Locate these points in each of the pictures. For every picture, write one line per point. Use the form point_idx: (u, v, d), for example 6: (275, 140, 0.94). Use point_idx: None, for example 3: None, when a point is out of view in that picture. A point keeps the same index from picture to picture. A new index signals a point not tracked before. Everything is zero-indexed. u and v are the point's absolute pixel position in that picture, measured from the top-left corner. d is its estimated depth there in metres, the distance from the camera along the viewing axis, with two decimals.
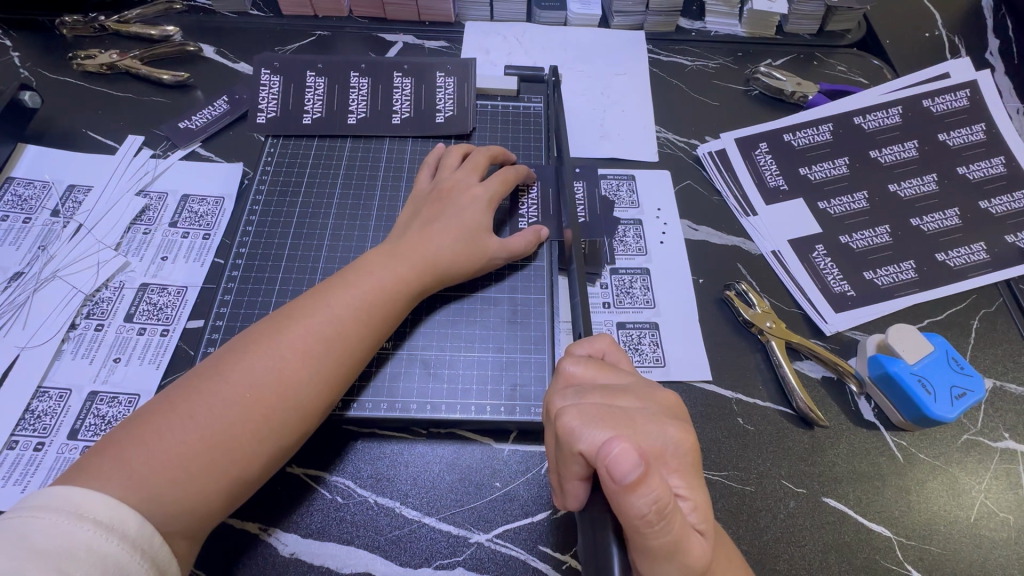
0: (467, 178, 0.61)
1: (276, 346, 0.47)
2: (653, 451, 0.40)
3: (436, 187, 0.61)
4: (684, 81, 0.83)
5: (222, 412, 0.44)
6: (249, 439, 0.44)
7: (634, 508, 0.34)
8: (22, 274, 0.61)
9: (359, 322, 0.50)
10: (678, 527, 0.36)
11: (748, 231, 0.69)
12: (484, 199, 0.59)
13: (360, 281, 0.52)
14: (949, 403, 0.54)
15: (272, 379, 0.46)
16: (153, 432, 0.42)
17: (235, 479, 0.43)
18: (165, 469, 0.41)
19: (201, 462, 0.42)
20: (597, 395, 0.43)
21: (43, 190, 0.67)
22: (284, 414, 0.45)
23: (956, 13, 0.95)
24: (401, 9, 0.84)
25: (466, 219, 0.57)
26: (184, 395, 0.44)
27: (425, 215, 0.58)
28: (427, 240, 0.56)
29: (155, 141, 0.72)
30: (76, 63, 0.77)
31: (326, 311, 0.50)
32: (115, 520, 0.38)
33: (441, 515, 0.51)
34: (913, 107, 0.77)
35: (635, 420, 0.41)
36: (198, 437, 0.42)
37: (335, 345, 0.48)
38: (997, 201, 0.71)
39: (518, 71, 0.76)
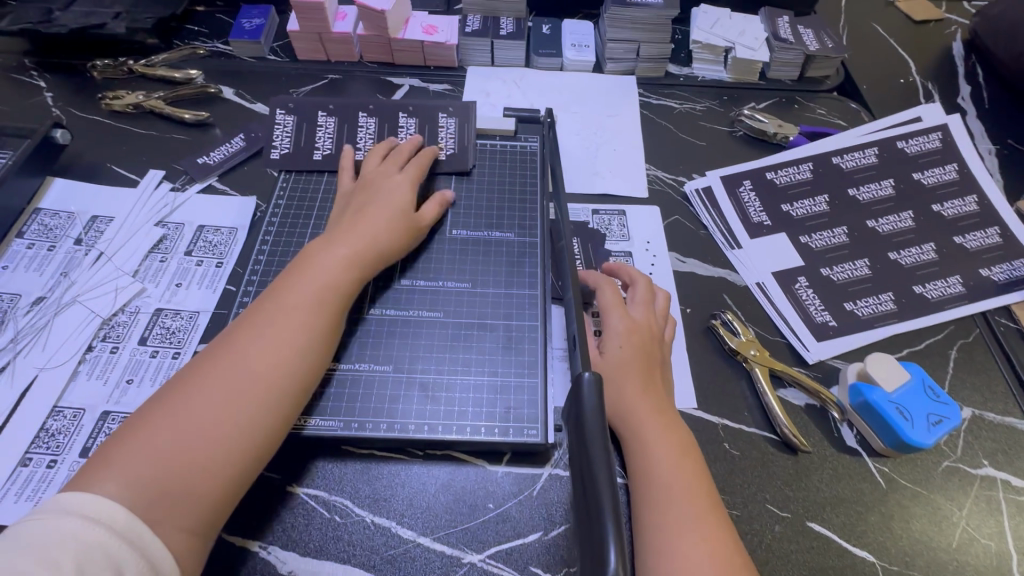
0: (386, 170, 0.68)
1: (246, 337, 0.50)
2: (627, 326, 0.59)
3: (358, 183, 0.66)
4: (672, 122, 0.88)
5: (204, 405, 0.46)
6: (232, 425, 0.46)
7: (613, 342, 0.59)
8: (44, 298, 0.65)
9: (315, 300, 0.53)
10: (634, 363, 0.57)
11: (733, 263, 0.73)
12: (405, 183, 0.66)
13: (311, 266, 0.56)
14: (926, 429, 0.56)
15: (246, 369, 0.48)
16: (139, 436, 0.44)
17: (228, 466, 0.45)
18: (157, 468, 0.42)
19: (191, 456, 0.44)
20: (610, 292, 0.63)
21: (67, 220, 0.72)
22: (262, 397, 0.48)
23: (929, 60, 1.01)
24: (408, 55, 0.91)
25: (394, 199, 0.64)
26: (170, 398, 0.47)
27: (355, 202, 0.64)
28: (361, 220, 0.61)
29: (175, 175, 0.77)
30: (104, 103, 0.83)
31: (288, 299, 0.53)
32: (122, 525, 0.40)
33: (436, 536, 0.52)
34: (889, 148, 0.82)
35: (626, 312, 0.61)
36: (184, 433, 0.44)
37: (304, 330, 0.52)
38: (971, 237, 0.75)
39: (516, 112, 0.82)
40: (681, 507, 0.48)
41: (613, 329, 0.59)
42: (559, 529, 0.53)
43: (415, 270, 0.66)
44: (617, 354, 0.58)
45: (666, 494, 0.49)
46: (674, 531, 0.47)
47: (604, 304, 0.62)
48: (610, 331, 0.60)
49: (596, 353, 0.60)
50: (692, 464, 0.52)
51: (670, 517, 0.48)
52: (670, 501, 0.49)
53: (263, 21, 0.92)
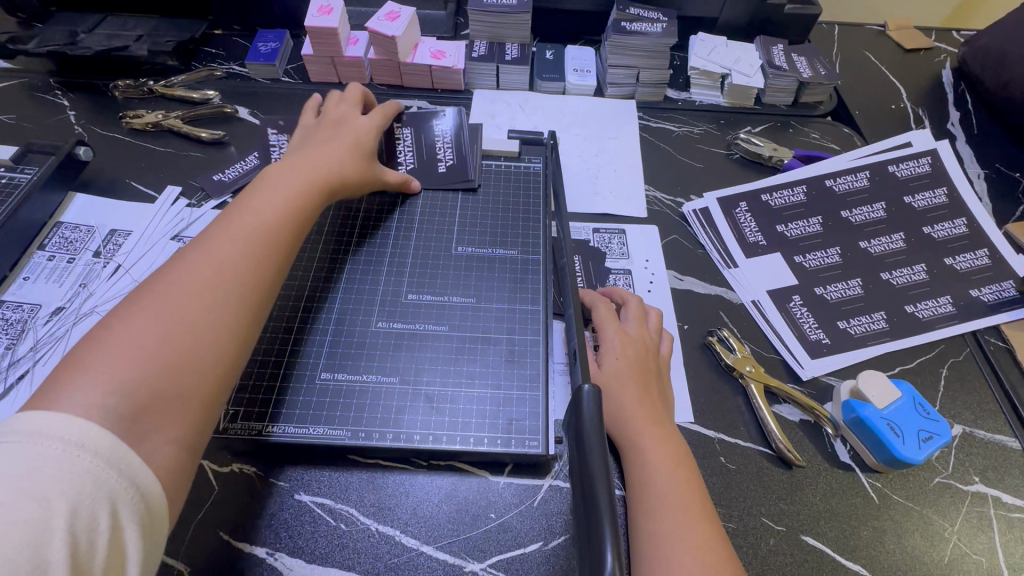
0: (350, 111, 0.72)
1: (213, 246, 0.50)
2: (624, 340, 0.62)
3: (321, 120, 0.71)
4: (670, 145, 0.92)
5: (176, 303, 0.45)
6: (210, 321, 0.46)
7: (609, 355, 0.61)
8: (63, 308, 0.67)
9: (281, 216, 0.55)
10: (632, 374, 0.59)
11: (730, 281, 0.75)
12: (369, 126, 0.71)
13: (273, 186, 0.58)
14: (918, 445, 0.58)
15: (212, 274, 0.48)
16: (108, 334, 0.42)
17: (206, 364, 0.44)
18: (128, 365, 0.40)
19: (165, 353, 0.42)
20: (604, 308, 0.65)
21: (87, 233, 0.74)
22: (237, 297, 0.48)
23: (920, 88, 1.05)
24: (417, 78, 0.95)
25: (351, 137, 0.68)
26: (130, 305, 0.44)
27: (315, 137, 0.68)
28: (318, 153, 0.64)
29: (192, 192, 0.80)
30: (125, 122, 0.86)
31: (254, 214, 0.54)
32: (85, 439, 0.35)
33: (438, 544, 0.54)
34: (880, 172, 0.85)
35: (620, 325, 0.63)
36: (160, 323, 0.43)
37: (264, 235, 0.53)
38: (960, 258, 0.77)
39: (520, 135, 0.86)
40: (675, 517, 0.50)
41: (609, 344, 0.62)
42: (559, 540, 0.54)
43: (422, 285, 0.68)
44: (613, 366, 0.60)
45: (661, 504, 0.51)
46: (668, 539, 0.49)
47: (598, 317, 0.65)
48: (608, 345, 0.62)
49: (594, 366, 0.62)
50: (689, 473, 0.54)
51: (664, 526, 0.49)
52: (667, 510, 0.50)
53: (278, 45, 0.96)
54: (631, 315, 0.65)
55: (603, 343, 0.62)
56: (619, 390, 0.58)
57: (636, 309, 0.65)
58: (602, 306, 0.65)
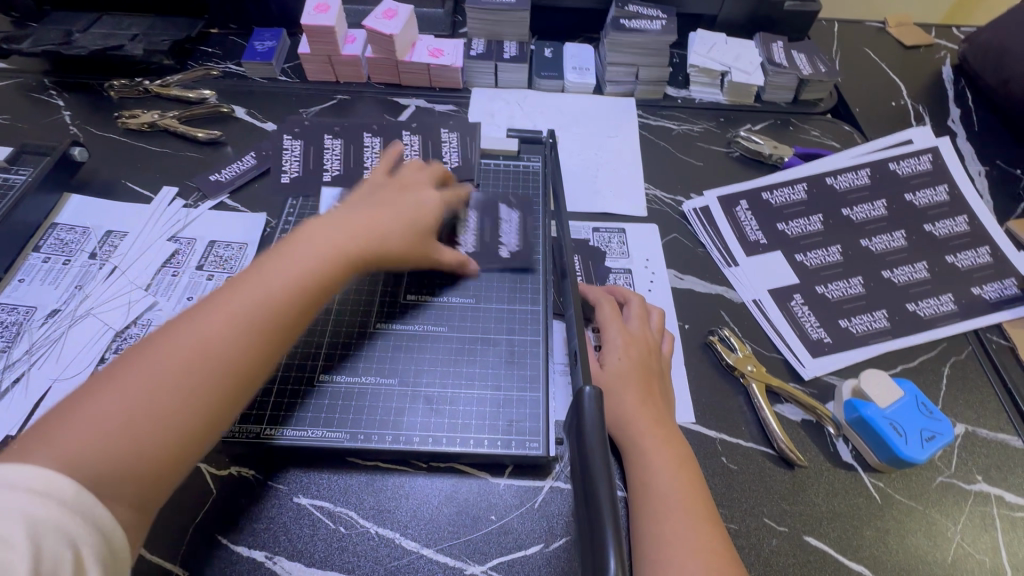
0: (422, 179, 0.67)
1: (212, 317, 0.46)
2: (627, 341, 0.61)
3: (391, 180, 0.66)
4: (670, 143, 0.91)
5: (154, 378, 0.42)
6: (186, 402, 0.43)
7: (612, 356, 0.61)
8: (58, 311, 0.66)
9: (295, 291, 0.50)
10: (635, 375, 0.59)
11: (730, 281, 0.75)
12: (435, 200, 0.65)
13: (298, 251, 0.52)
14: (920, 445, 0.57)
15: (199, 351, 0.44)
16: (84, 402, 0.40)
17: (169, 447, 0.41)
18: (89, 440, 0.38)
19: (130, 429, 0.40)
20: (608, 307, 0.65)
21: (83, 234, 0.74)
22: (222, 380, 0.45)
23: (920, 84, 1.04)
24: (415, 77, 0.94)
25: (414, 215, 0.61)
26: (114, 370, 0.42)
27: (378, 198, 0.62)
28: (372, 219, 0.58)
29: (188, 192, 0.79)
30: (121, 122, 0.85)
31: (264, 284, 0.49)
32: (51, 489, 0.35)
33: (439, 547, 0.53)
34: (881, 169, 0.84)
35: (624, 324, 0.63)
36: (134, 398, 0.41)
37: (266, 312, 0.48)
38: (962, 256, 0.77)
39: (519, 133, 0.85)
40: (676, 519, 0.49)
41: (612, 342, 0.61)
42: (560, 541, 0.54)
43: (420, 284, 0.67)
44: (617, 365, 0.59)
45: (663, 506, 0.51)
46: (669, 541, 0.48)
47: (601, 316, 0.64)
48: (610, 345, 0.61)
49: (597, 366, 0.61)
50: (691, 473, 0.53)
51: (665, 528, 0.49)
52: (668, 510, 0.50)
53: (275, 44, 0.95)
54: (634, 314, 0.64)
55: (607, 343, 0.62)
56: (621, 393, 0.58)
57: (638, 307, 0.65)
58: (606, 305, 0.65)
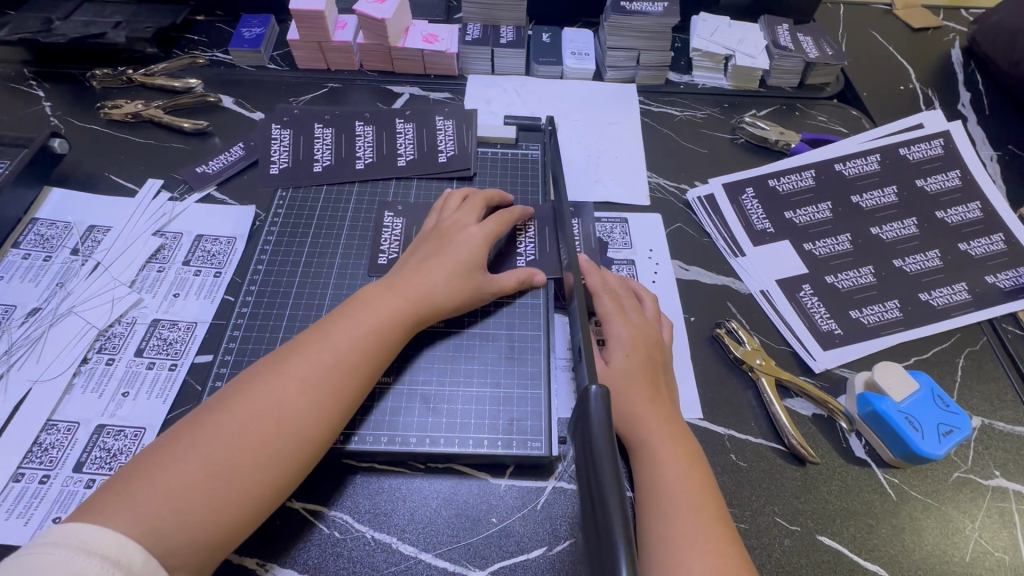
0: (465, 218, 0.64)
1: (280, 381, 0.48)
2: (632, 338, 0.59)
3: (436, 227, 0.64)
4: (673, 130, 0.88)
5: (229, 442, 0.44)
6: (255, 471, 0.44)
7: (616, 354, 0.58)
8: (39, 309, 0.64)
9: (359, 353, 0.51)
10: (643, 374, 0.57)
11: (737, 271, 0.72)
12: (479, 237, 0.62)
13: (361, 312, 0.53)
14: (937, 439, 0.55)
15: (270, 414, 0.46)
16: (165, 461, 0.43)
17: (240, 513, 0.43)
18: (168, 502, 0.41)
19: (203, 491, 0.42)
20: (608, 300, 0.62)
21: (64, 230, 0.71)
22: (287, 447, 0.46)
23: (929, 67, 1.01)
24: (408, 63, 0.91)
25: (460, 256, 0.59)
26: (189, 431, 0.45)
27: (424, 250, 0.60)
28: (421, 273, 0.57)
29: (174, 185, 0.76)
30: (103, 112, 0.82)
31: (330, 347, 0.50)
32: (120, 555, 0.37)
33: (437, 552, 0.51)
34: (891, 155, 0.82)
35: (627, 319, 0.60)
36: (207, 461, 0.43)
37: (333, 377, 0.49)
38: (975, 243, 0.74)
39: (517, 120, 0.82)
40: (686, 519, 0.47)
41: (617, 339, 0.59)
42: (564, 545, 0.52)
43: None
44: (621, 364, 0.57)
45: (672, 506, 0.48)
46: (680, 542, 0.46)
47: (601, 307, 0.61)
48: (615, 341, 0.59)
49: (601, 364, 0.59)
50: (705, 474, 0.52)
51: (675, 529, 0.47)
52: (678, 509, 0.48)
53: (263, 31, 0.92)
54: (637, 311, 0.62)
55: (611, 338, 0.59)
56: (629, 392, 0.55)
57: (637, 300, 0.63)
58: (604, 296, 0.62)
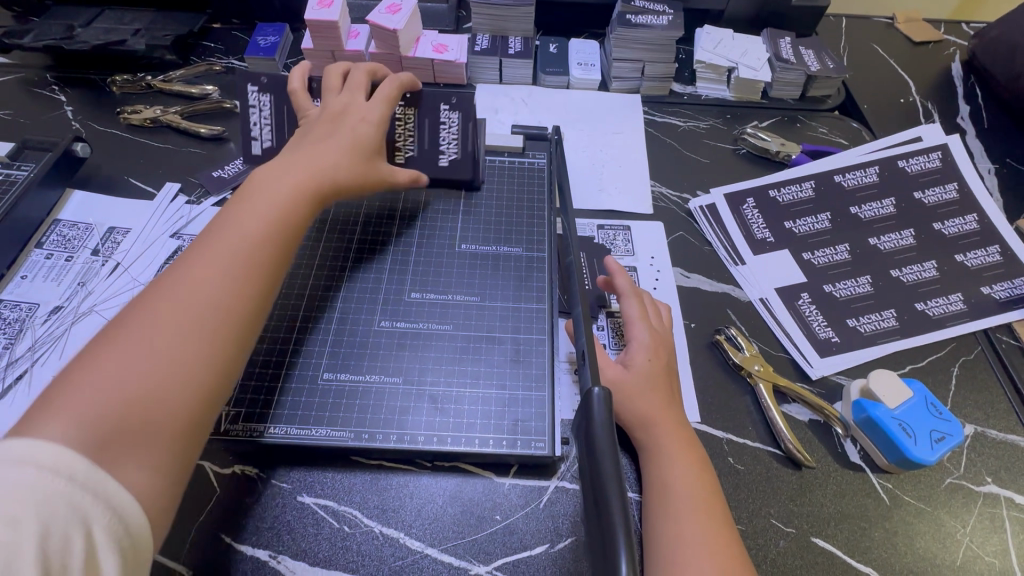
0: (353, 98, 0.65)
1: (184, 279, 0.46)
2: (655, 342, 0.61)
3: (323, 112, 0.64)
4: (676, 140, 0.90)
5: (145, 331, 0.43)
6: (182, 349, 0.43)
7: (638, 355, 0.59)
8: (61, 307, 0.66)
9: (263, 235, 0.51)
10: (660, 378, 0.59)
11: (737, 279, 0.74)
12: (376, 117, 0.64)
13: (256, 198, 0.53)
14: (930, 446, 0.57)
15: (183, 297, 0.45)
16: (83, 367, 0.40)
17: (183, 392, 0.42)
18: (97, 399, 0.39)
19: (133, 378, 0.41)
20: (636, 305, 0.63)
21: (85, 231, 0.73)
22: (208, 327, 0.45)
23: (929, 80, 1.03)
24: (419, 72, 0.93)
25: (356, 135, 0.61)
26: (103, 339, 0.43)
27: (315, 133, 0.61)
28: (314, 156, 0.58)
29: (191, 188, 0.78)
30: (123, 117, 0.85)
31: (228, 241, 0.50)
32: (59, 464, 0.35)
33: (444, 546, 0.53)
34: (889, 167, 0.84)
35: (653, 326, 0.62)
36: (129, 351, 0.42)
37: (240, 261, 0.49)
38: (972, 255, 0.76)
39: (524, 129, 0.84)
40: (695, 520, 0.50)
41: (639, 342, 0.60)
42: (566, 542, 0.53)
43: (425, 284, 0.68)
44: (644, 367, 0.59)
45: (681, 506, 0.51)
46: (688, 542, 0.48)
47: (628, 312, 0.62)
48: (637, 344, 0.60)
49: (622, 365, 0.60)
50: (711, 479, 0.54)
51: (684, 529, 0.49)
52: (683, 512, 0.50)
53: (278, 39, 0.94)
54: (658, 319, 0.64)
55: (634, 340, 0.61)
56: (646, 396, 0.57)
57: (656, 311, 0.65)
58: (630, 300, 0.63)
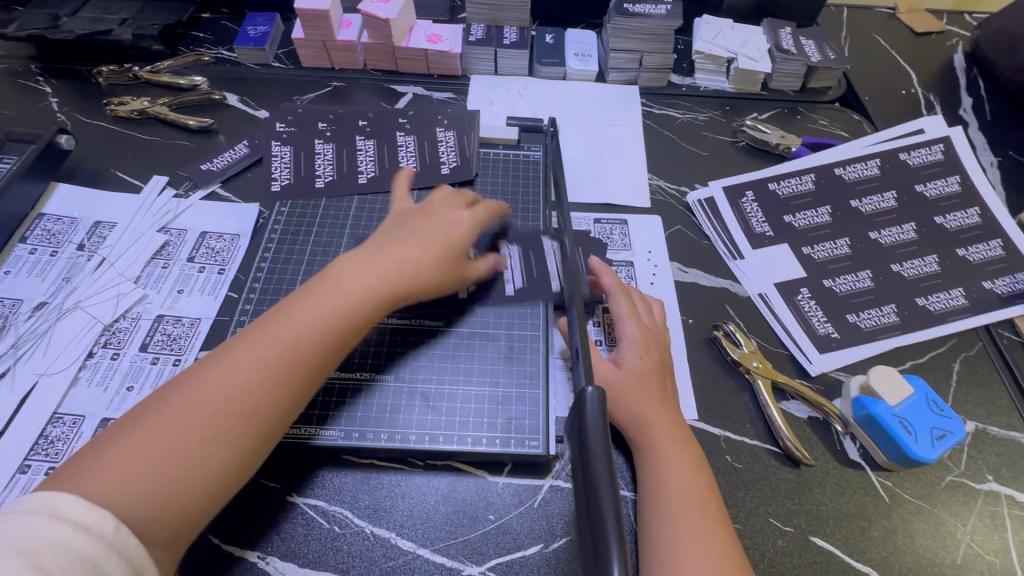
0: (454, 203, 0.64)
1: (238, 359, 0.47)
2: (646, 339, 0.60)
3: (419, 208, 0.63)
4: (674, 132, 0.89)
5: (183, 421, 0.44)
6: (212, 447, 0.44)
7: (629, 353, 0.58)
8: (45, 303, 0.65)
9: (319, 331, 0.50)
10: (653, 375, 0.58)
11: (736, 274, 0.73)
12: (467, 222, 0.62)
13: (324, 287, 0.53)
14: (930, 443, 0.56)
15: (225, 389, 0.46)
16: (121, 446, 0.42)
17: (206, 487, 0.43)
18: (125, 480, 0.41)
19: (162, 468, 0.42)
20: (623, 301, 0.62)
21: (70, 225, 0.72)
22: (244, 427, 0.45)
23: (931, 71, 1.01)
24: (412, 63, 0.91)
25: (443, 238, 0.59)
26: (146, 417, 0.44)
27: (403, 229, 0.59)
28: (399, 253, 0.56)
29: (179, 181, 0.77)
30: (109, 109, 0.83)
31: (289, 325, 0.50)
32: (87, 519, 0.37)
33: (436, 547, 0.52)
34: (891, 160, 0.82)
35: (642, 321, 0.61)
36: (164, 440, 0.43)
37: (289, 355, 0.48)
38: (974, 249, 0.75)
39: (520, 121, 0.83)
40: (690, 520, 0.49)
41: (629, 338, 0.59)
42: (560, 542, 0.52)
43: None
44: (635, 364, 0.58)
45: (676, 506, 0.50)
46: (683, 542, 0.47)
47: (615, 307, 0.61)
48: (628, 341, 0.59)
49: (614, 363, 0.59)
50: (707, 476, 0.53)
51: (679, 529, 0.48)
52: (678, 512, 0.49)
53: (268, 29, 0.92)
54: (649, 315, 0.63)
55: (624, 338, 0.60)
56: (638, 394, 0.56)
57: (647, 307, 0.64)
58: (617, 296, 0.62)
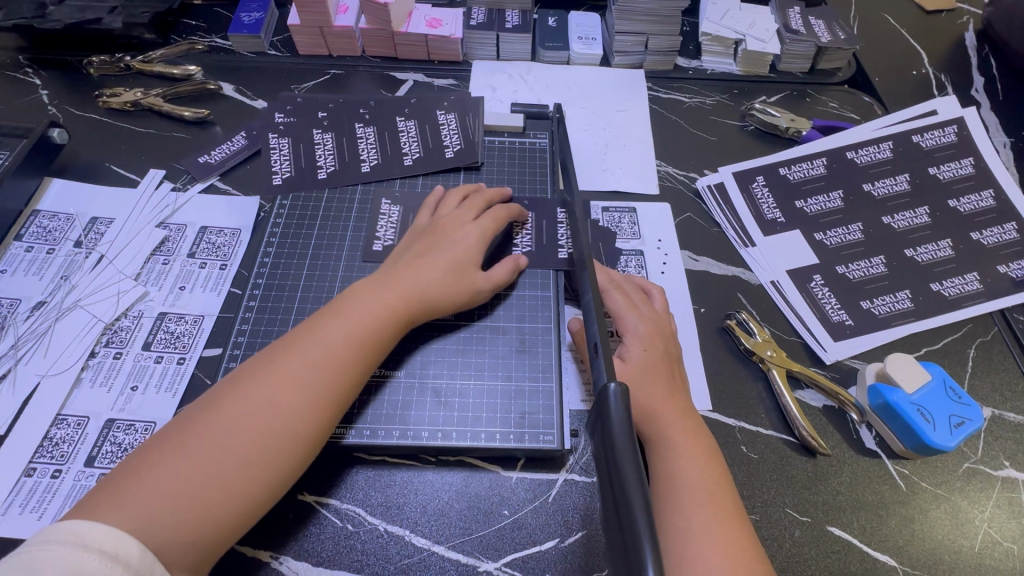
0: (463, 215, 0.63)
1: (267, 379, 0.47)
2: (651, 333, 0.59)
3: (431, 223, 0.63)
4: (682, 117, 0.87)
5: (219, 442, 0.44)
6: (247, 471, 0.44)
7: (632, 347, 0.58)
8: (44, 303, 0.63)
9: (349, 351, 0.50)
10: (660, 369, 0.57)
11: (747, 261, 0.72)
12: (476, 234, 0.61)
13: (353, 306, 0.53)
14: (948, 431, 0.55)
15: (260, 408, 0.46)
16: (156, 464, 0.42)
17: (237, 511, 0.43)
18: (160, 500, 0.41)
19: (194, 491, 0.42)
20: (621, 297, 0.61)
21: (66, 222, 0.70)
22: (277, 450, 0.45)
23: (942, 50, 0.99)
24: (412, 49, 0.89)
25: (456, 254, 0.59)
26: (180, 434, 0.44)
27: (417, 248, 0.60)
28: (417, 270, 0.57)
29: (176, 175, 0.75)
30: (102, 101, 0.81)
31: (317, 343, 0.50)
32: (117, 549, 0.37)
33: (450, 544, 0.51)
34: (904, 142, 0.81)
35: (644, 314, 0.60)
36: (199, 460, 0.43)
37: (322, 376, 0.48)
38: (988, 233, 0.74)
39: (524, 108, 0.81)
40: (705, 514, 0.48)
41: (634, 333, 0.58)
42: (576, 537, 0.52)
43: None
44: (640, 358, 0.57)
45: (690, 500, 0.49)
46: (698, 536, 0.47)
47: (612, 302, 0.60)
48: (632, 336, 0.58)
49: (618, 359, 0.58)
50: (722, 471, 0.52)
51: (693, 522, 0.47)
52: (694, 504, 0.48)
53: (262, 15, 0.89)
54: (652, 309, 0.61)
55: (625, 334, 0.59)
56: (648, 389, 0.55)
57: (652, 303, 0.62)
58: (615, 293, 0.61)
